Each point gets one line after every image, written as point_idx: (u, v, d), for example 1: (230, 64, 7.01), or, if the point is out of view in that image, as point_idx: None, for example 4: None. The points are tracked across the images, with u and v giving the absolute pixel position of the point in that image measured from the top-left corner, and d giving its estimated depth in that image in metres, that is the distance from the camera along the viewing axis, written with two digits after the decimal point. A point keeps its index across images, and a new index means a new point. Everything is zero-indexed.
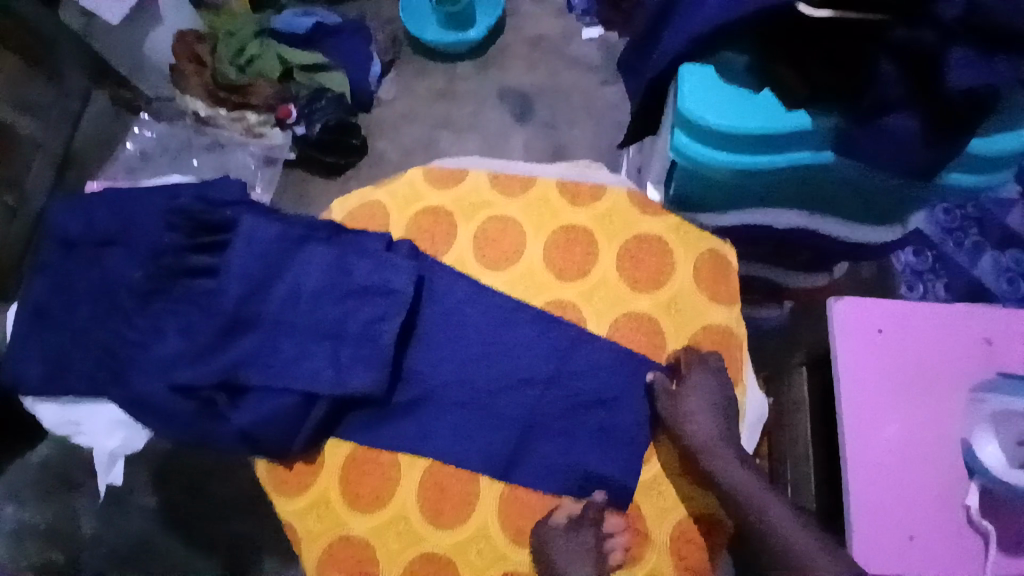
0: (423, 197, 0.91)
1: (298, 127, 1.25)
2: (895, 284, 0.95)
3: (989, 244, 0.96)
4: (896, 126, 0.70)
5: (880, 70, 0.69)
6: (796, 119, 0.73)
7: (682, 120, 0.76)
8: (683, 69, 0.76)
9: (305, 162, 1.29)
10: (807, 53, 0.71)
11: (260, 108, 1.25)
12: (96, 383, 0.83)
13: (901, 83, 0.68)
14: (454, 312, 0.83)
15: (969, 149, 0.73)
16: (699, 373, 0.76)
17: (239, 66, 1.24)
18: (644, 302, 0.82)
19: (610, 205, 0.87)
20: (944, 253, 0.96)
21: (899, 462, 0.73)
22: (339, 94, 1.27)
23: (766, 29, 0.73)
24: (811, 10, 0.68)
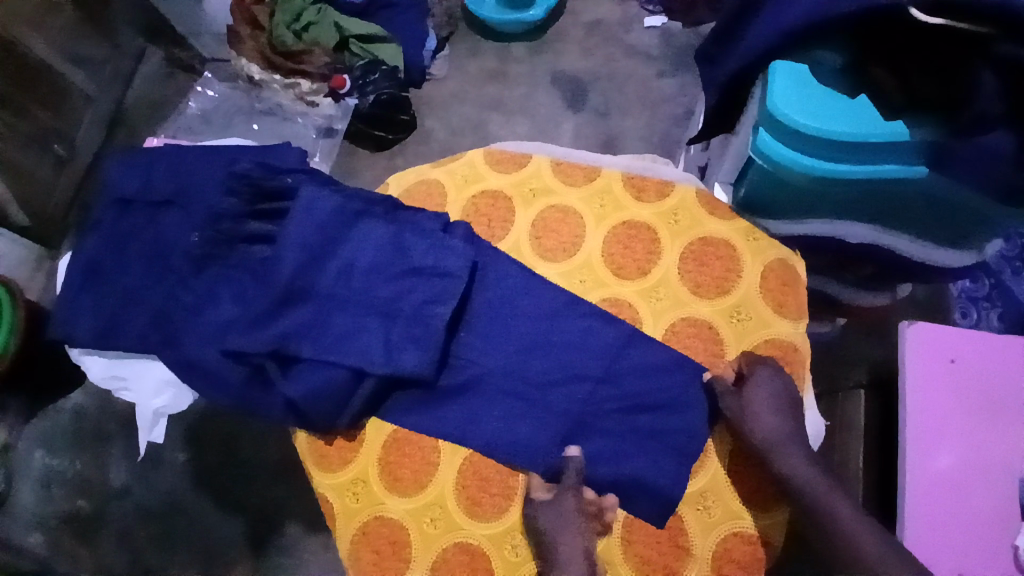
0: (483, 179, 0.89)
1: (350, 97, 1.24)
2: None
3: None
4: (991, 141, 0.64)
5: (981, 80, 0.62)
6: (894, 127, 0.69)
7: (767, 118, 0.72)
8: (776, 64, 0.72)
9: (357, 135, 1.28)
10: (905, 58, 0.66)
11: (314, 76, 1.22)
12: (145, 343, 0.83)
13: (1006, 97, 0.61)
14: (508, 300, 0.81)
15: None
16: (763, 369, 0.73)
17: (295, 32, 1.21)
18: (703, 306, 0.79)
19: (677, 204, 0.84)
20: (1002, 282, 1.03)
21: (957, 496, 0.70)
22: (393, 67, 1.24)
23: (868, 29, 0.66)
24: (924, 16, 0.61)
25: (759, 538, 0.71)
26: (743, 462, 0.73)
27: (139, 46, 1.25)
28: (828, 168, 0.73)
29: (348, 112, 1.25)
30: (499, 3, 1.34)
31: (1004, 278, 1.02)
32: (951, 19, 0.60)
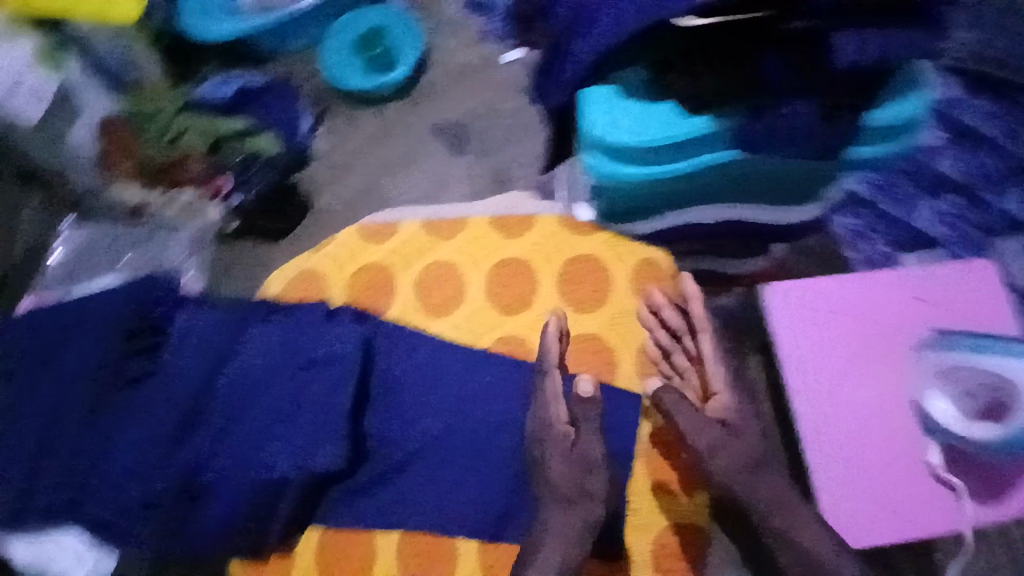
0: (359, 255, 0.90)
1: (234, 195, 1.14)
2: (839, 249, 0.93)
3: (925, 190, 0.84)
4: (793, 112, 0.69)
5: (766, 62, 0.67)
6: (696, 125, 0.74)
7: (593, 144, 0.79)
8: (586, 91, 0.76)
9: (255, 231, 1.17)
10: (700, 56, 0.70)
11: (193, 185, 1.12)
12: (39, 525, 0.74)
13: (789, 71, 0.67)
14: (408, 371, 0.83)
15: (870, 122, 0.73)
16: (717, 372, 0.78)
17: (164, 145, 1.10)
18: (589, 321, 0.84)
19: (543, 234, 0.89)
20: (881, 210, 0.87)
21: (839, 431, 0.75)
22: (271, 155, 1.15)
23: (658, 37, 0.68)
24: (693, 23, 0.64)
25: (686, 525, 0.77)
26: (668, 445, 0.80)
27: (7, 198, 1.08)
28: (664, 172, 0.79)
29: (236, 210, 1.16)
30: (364, 68, 1.22)
31: None
32: (720, 16, 0.63)
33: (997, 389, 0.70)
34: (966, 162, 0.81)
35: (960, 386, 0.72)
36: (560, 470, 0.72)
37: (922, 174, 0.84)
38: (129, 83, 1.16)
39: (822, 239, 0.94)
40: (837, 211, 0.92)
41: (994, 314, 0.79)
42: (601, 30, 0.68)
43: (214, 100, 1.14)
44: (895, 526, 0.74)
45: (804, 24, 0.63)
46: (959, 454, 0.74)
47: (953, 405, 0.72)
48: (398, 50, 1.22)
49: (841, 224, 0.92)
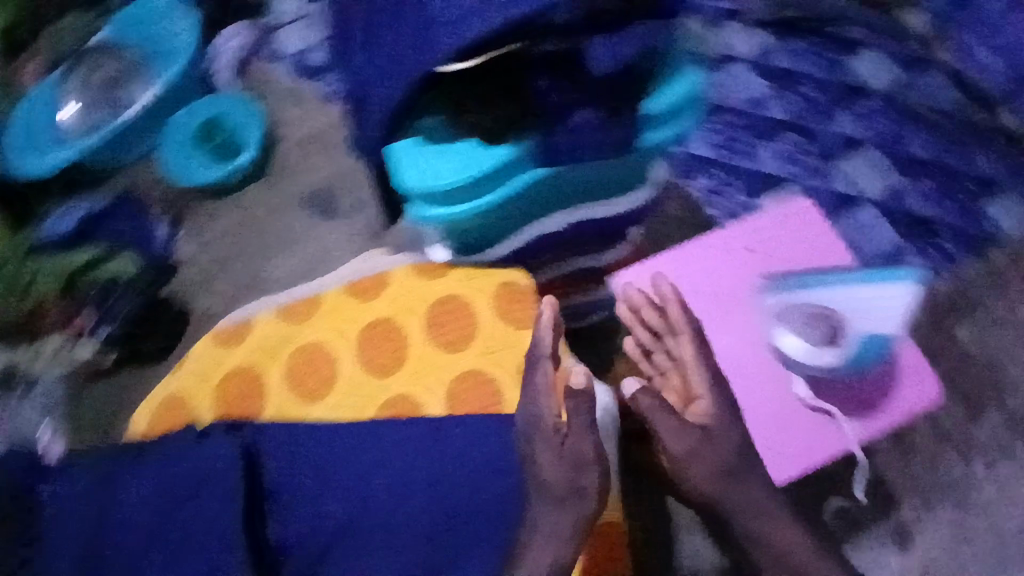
0: (219, 363, 0.88)
1: (102, 326, 1.08)
2: (700, 209, 1.10)
3: (770, 132, 1.11)
4: (579, 121, 0.72)
5: (539, 84, 0.69)
6: (497, 154, 0.74)
7: (412, 195, 0.79)
8: (390, 149, 0.77)
9: (129, 358, 1.10)
10: (478, 90, 0.70)
11: (56, 330, 1.05)
12: None
13: (560, 88, 0.70)
14: (300, 466, 0.81)
15: (648, 113, 0.77)
16: (696, 377, 0.80)
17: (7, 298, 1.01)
18: (464, 359, 0.83)
19: (399, 285, 0.87)
20: (730, 164, 1.11)
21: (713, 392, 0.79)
22: (131, 276, 1.08)
23: (431, 85, 0.69)
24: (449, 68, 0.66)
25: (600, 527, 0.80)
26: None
27: None
28: (485, 203, 0.79)
29: (109, 342, 1.09)
30: (210, 161, 1.14)
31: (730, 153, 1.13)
32: (475, 56, 0.65)
33: (832, 318, 0.80)
34: (793, 106, 1.11)
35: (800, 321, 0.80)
36: (552, 471, 0.76)
37: (759, 126, 1.12)
38: None
39: (682, 204, 1.10)
40: (686, 180, 1.11)
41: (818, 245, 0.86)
42: (381, 93, 0.71)
43: (56, 237, 1.06)
44: (789, 460, 0.80)
45: (557, 45, 0.65)
46: (824, 380, 0.80)
47: (806, 338, 0.80)
48: (241, 133, 1.15)
49: (702, 188, 1.10)
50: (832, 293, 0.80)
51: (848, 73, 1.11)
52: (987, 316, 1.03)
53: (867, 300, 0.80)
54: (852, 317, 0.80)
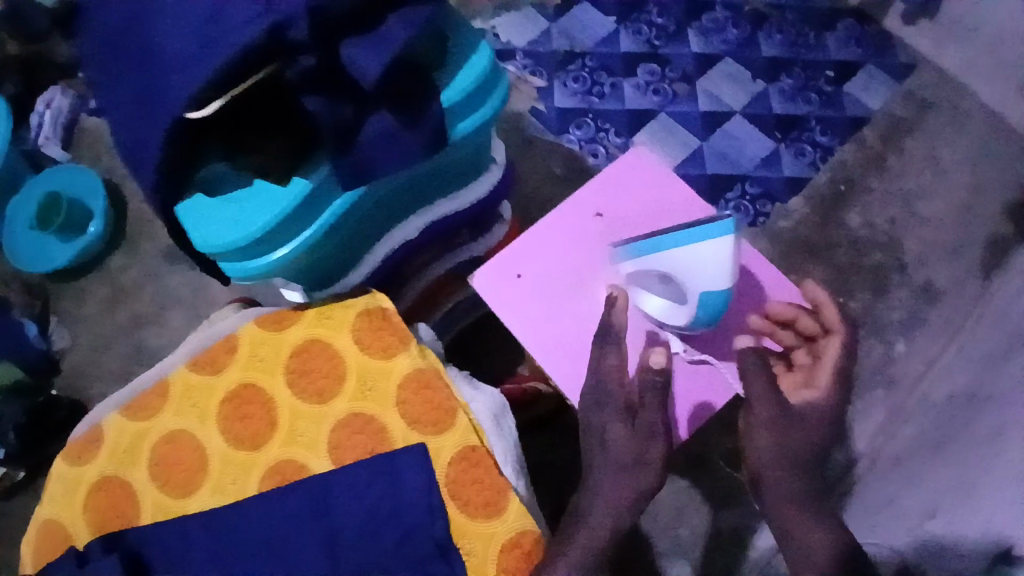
0: (81, 478, 0.80)
1: None
2: (585, 158, 1.33)
3: (622, 73, 1.39)
4: (375, 127, 0.68)
5: (309, 104, 0.63)
6: (296, 188, 0.70)
7: (222, 253, 0.73)
8: (183, 209, 0.74)
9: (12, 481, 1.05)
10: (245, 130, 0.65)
11: None
12: None
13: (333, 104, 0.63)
14: (197, 559, 0.75)
15: (448, 105, 0.75)
16: (824, 373, 0.80)
17: None
18: (337, 406, 0.78)
19: (250, 346, 0.81)
20: (596, 110, 1.36)
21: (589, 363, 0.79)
22: (16, 380, 1.18)
23: (186, 134, 0.62)
24: (196, 113, 0.59)
25: (518, 537, 0.73)
26: (468, 468, 0.74)
27: None
28: (308, 239, 0.75)
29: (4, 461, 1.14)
30: (62, 239, 1.28)
31: (595, 107, 1.36)
32: (217, 97, 0.59)
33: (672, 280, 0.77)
34: (637, 36, 1.41)
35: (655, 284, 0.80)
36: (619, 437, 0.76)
37: (611, 69, 1.39)
38: None
39: (566, 163, 1.33)
40: (568, 133, 1.35)
41: (662, 199, 0.88)
42: (144, 153, 0.65)
43: None
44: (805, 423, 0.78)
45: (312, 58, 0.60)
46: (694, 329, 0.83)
47: (663, 299, 0.80)
48: (86, 206, 1.30)
49: (578, 139, 1.34)
50: (663, 261, 0.76)
51: None
52: (868, 194, 1.29)
53: (694, 262, 0.74)
54: (687, 278, 0.75)
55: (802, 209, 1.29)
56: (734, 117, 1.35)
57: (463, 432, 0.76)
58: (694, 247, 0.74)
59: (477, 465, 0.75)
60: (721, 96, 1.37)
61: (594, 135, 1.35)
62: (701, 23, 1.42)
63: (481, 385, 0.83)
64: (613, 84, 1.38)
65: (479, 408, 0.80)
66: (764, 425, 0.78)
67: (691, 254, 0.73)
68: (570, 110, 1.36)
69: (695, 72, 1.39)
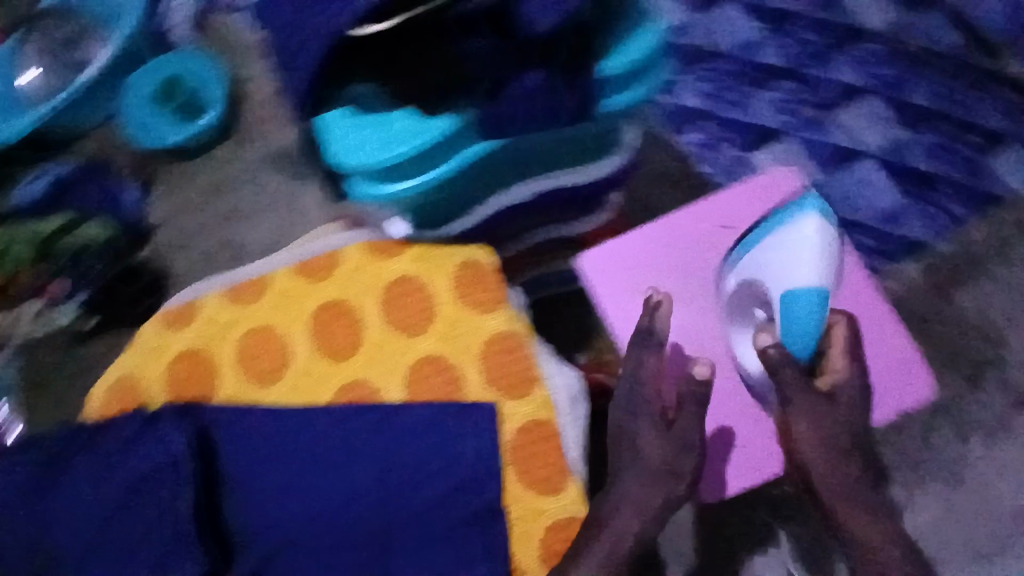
0: (168, 346, 0.84)
1: (78, 295, 1.15)
2: (694, 165, 1.20)
3: (755, 83, 1.21)
4: (529, 82, 0.66)
5: (471, 44, 0.64)
6: (441, 123, 0.69)
7: (352, 171, 0.74)
8: (323, 117, 0.72)
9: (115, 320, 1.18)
10: (405, 56, 0.65)
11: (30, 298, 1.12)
12: None
13: (494, 48, 0.64)
14: (257, 452, 0.78)
15: (607, 75, 0.71)
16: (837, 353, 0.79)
17: None
18: (422, 344, 0.79)
19: (351, 264, 0.83)
20: (717, 117, 1.21)
21: (628, 364, 0.78)
22: (100, 240, 1.14)
23: (353, 44, 0.64)
24: (369, 28, 0.62)
25: (569, 520, 0.74)
26: (533, 441, 0.75)
27: None
28: (434, 178, 0.74)
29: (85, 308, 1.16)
30: (174, 120, 1.20)
31: (716, 114, 1.22)
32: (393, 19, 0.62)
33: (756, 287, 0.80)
34: (784, 45, 1.21)
35: (738, 305, 0.82)
36: (653, 447, 0.73)
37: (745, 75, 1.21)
38: None
39: (671, 163, 1.21)
40: (685, 133, 1.22)
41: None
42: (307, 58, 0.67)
43: (28, 202, 1.13)
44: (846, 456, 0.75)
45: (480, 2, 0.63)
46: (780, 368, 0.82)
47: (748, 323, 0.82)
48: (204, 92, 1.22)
49: (693, 142, 1.22)
50: (749, 257, 0.81)
51: (840, 10, 1.21)
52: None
53: (789, 243, 0.78)
54: (768, 281, 0.78)
55: (915, 276, 1.16)
56: (866, 161, 1.17)
57: (538, 405, 0.76)
58: (771, 243, 0.79)
59: (544, 440, 0.75)
60: (859, 135, 1.18)
61: (713, 141, 1.21)
62: (853, 50, 1.19)
63: (563, 363, 0.80)
64: (755, 89, 1.21)
65: (558, 387, 0.77)
66: (810, 433, 0.76)
67: (772, 250, 0.79)
68: (695, 110, 1.22)
69: (834, 100, 1.19)
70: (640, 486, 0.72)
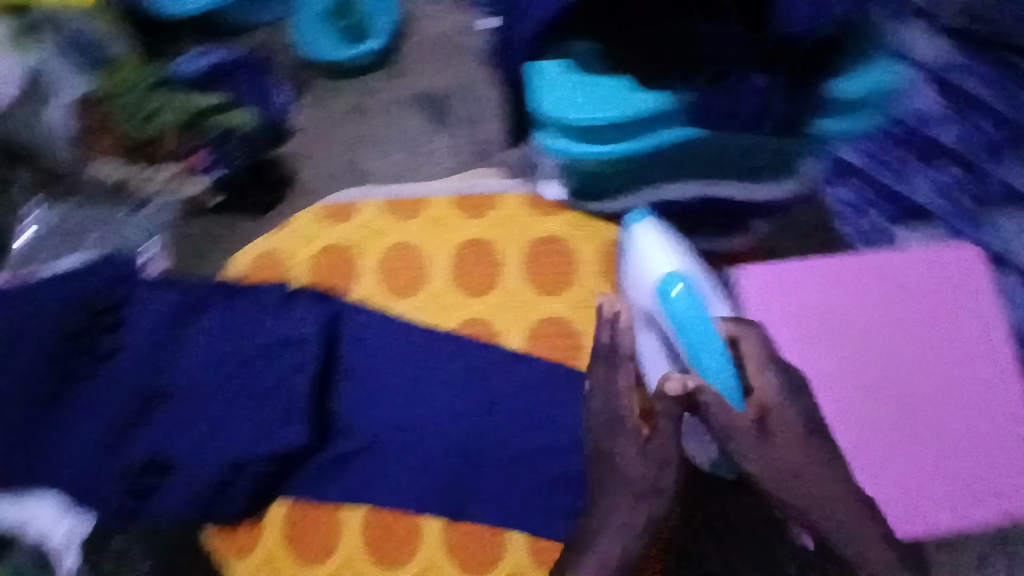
0: (319, 235, 0.90)
1: (214, 171, 1.15)
2: (831, 220, 1.05)
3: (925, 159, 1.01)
4: (754, 82, 0.74)
5: (712, 36, 0.73)
6: (655, 100, 0.77)
7: (552, 120, 0.81)
8: (542, 65, 0.80)
9: (236, 206, 1.21)
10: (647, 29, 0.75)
11: (168, 162, 1.13)
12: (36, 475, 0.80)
13: (735, 41, 0.73)
14: (376, 354, 0.83)
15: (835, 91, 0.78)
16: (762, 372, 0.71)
17: (141, 119, 1.11)
18: (553, 304, 0.82)
19: (509, 210, 0.88)
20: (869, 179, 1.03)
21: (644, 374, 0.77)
22: (248, 128, 1.15)
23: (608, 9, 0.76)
24: None
25: None
26: None
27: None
28: (625, 148, 0.80)
29: (216, 185, 1.16)
30: (338, 39, 1.28)
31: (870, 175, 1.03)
32: None
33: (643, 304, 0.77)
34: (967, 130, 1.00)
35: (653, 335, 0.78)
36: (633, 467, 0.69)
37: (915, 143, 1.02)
38: (105, 61, 1.16)
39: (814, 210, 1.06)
40: (835, 184, 1.05)
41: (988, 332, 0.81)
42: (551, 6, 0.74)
43: (187, 75, 1.18)
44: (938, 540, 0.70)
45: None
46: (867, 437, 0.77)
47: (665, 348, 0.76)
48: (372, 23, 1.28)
49: (839, 198, 1.05)
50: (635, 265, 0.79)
51: None
52: None
53: (638, 261, 0.79)
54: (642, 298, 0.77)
55: None
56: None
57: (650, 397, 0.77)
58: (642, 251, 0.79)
59: None
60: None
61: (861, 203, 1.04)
62: None
63: None
64: (920, 166, 1.02)
65: None
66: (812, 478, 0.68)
67: (640, 260, 0.79)
68: (851, 169, 1.04)
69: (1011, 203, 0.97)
70: (625, 506, 0.68)
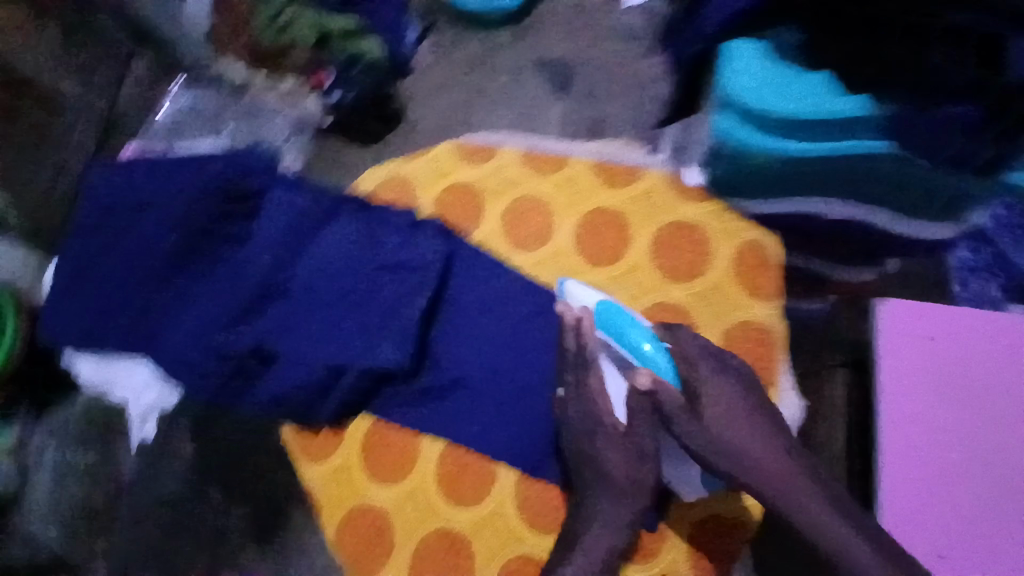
0: (455, 171, 0.91)
1: (334, 93, 1.08)
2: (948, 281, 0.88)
3: None
4: (960, 112, 0.66)
5: (941, 57, 0.64)
6: (852, 104, 0.73)
7: (729, 104, 0.79)
8: (734, 45, 0.77)
9: (347, 129, 1.12)
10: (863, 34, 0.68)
11: (294, 74, 1.09)
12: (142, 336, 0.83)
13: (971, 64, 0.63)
14: (485, 299, 0.82)
15: None
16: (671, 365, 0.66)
17: (276, 27, 1.06)
18: (675, 291, 0.81)
19: (647, 187, 0.87)
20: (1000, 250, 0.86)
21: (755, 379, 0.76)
22: (376, 60, 1.08)
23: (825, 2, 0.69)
24: None
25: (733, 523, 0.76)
26: None
27: (122, 49, 1.08)
28: (800, 147, 0.79)
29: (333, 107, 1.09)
30: None
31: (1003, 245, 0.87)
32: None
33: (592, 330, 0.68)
34: None
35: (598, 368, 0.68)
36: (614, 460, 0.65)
37: None
38: None
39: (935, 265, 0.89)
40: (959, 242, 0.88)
41: None
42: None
43: None
44: None
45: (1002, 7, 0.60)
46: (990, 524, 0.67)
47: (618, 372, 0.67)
48: None
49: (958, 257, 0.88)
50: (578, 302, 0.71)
51: None
52: None
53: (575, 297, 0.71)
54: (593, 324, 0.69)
55: None
56: None
57: None
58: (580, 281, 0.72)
59: None
60: None
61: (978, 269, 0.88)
62: None
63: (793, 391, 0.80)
64: None
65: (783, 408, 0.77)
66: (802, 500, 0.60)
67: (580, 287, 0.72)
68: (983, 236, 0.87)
69: None
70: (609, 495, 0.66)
